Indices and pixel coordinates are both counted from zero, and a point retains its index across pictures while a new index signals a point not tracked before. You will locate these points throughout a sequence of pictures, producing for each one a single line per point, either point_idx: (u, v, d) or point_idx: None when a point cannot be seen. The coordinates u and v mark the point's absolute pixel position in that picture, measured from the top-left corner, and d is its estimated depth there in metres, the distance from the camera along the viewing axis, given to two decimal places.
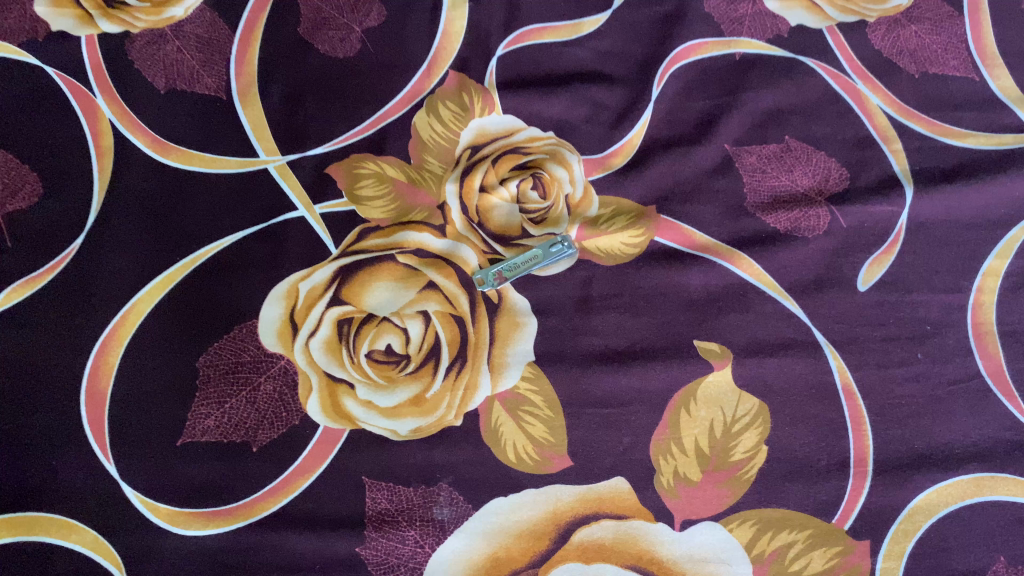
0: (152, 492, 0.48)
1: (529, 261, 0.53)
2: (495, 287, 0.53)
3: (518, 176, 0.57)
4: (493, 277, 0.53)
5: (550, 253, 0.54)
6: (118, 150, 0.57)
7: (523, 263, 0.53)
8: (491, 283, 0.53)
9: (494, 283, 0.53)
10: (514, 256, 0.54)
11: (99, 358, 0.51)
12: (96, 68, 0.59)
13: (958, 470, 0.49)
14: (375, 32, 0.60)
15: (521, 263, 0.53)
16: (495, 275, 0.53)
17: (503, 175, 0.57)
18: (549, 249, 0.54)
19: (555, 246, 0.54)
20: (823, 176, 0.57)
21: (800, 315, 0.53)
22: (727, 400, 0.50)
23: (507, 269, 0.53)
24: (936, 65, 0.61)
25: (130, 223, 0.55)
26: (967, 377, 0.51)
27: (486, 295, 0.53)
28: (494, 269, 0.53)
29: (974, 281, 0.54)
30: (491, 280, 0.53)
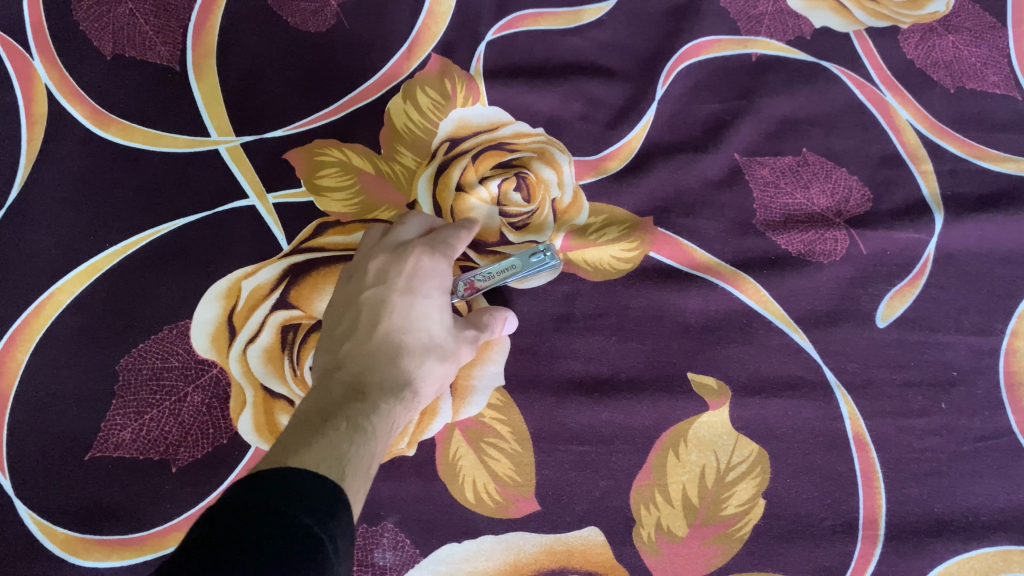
0: (50, 513, 0.42)
1: (504, 272, 0.45)
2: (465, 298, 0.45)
3: (501, 176, 0.50)
4: (463, 288, 0.45)
5: (531, 263, 0.46)
6: (52, 120, 0.50)
7: (498, 273, 0.45)
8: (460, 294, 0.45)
9: (462, 294, 0.45)
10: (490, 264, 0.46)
11: (5, 354, 0.45)
12: (36, 26, 0.53)
13: (983, 540, 0.43)
14: (353, 7, 0.54)
15: (496, 274, 0.45)
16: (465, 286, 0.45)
17: (484, 174, 0.50)
18: (530, 258, 0.46)
19: (535, 255, 0.46)
20: (843, 196, 0.50)
21: (809, 350, 0.46)
22: (721, 445, 0.44)
23: (479, 279, 0.45)
24: (973, 80, 0.54)
25: (59, 202, 0.48)
26: (998, 433, 0.45)
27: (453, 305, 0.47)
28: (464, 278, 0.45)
29: (1009, 323, 0.47)
30: (460, 293, 0.45)
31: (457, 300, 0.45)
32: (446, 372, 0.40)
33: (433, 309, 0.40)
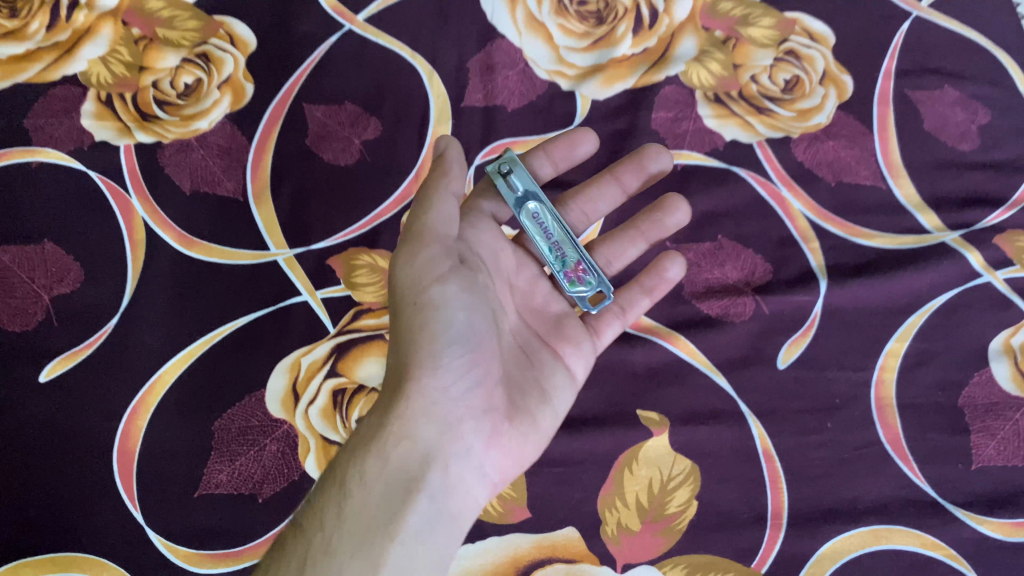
0: (172, 536, 0.57)
1: (542, 214, 0.60)
2: (601, 277, 0.60)
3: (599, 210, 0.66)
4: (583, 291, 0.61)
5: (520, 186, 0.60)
6: (148, 243, 0.66)
7: (546, 214, 0.60)
8: (587, 280, 0.60)
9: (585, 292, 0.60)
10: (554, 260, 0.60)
11: (129, 423, 0.60)
12: (132, 172, 0.69)
13: (860, 522, 0.58)
14: (371, 144, 0.71)
15: (540, 227, 0.60)
16: (574, 267, 0.60)
17: (578, 211, 0.65)
18: (508, 188, 0.60)
19: (531, 201, 0.60)
20: (750, 270, 0.67)
21: (726, 388, 0.62)
22: (664, 462, 0.59)
23: (567, 252, 0.60)
24: (849, 175, 0.71)
25: (161, 305, 0.64)
26: (870, 443, 0.60)
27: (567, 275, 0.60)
28: (572, 259, 0.60)
29: (878, 360, 0.63)
30: (582, 289, 0.60)
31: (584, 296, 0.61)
32: (434, 347, 0.51)
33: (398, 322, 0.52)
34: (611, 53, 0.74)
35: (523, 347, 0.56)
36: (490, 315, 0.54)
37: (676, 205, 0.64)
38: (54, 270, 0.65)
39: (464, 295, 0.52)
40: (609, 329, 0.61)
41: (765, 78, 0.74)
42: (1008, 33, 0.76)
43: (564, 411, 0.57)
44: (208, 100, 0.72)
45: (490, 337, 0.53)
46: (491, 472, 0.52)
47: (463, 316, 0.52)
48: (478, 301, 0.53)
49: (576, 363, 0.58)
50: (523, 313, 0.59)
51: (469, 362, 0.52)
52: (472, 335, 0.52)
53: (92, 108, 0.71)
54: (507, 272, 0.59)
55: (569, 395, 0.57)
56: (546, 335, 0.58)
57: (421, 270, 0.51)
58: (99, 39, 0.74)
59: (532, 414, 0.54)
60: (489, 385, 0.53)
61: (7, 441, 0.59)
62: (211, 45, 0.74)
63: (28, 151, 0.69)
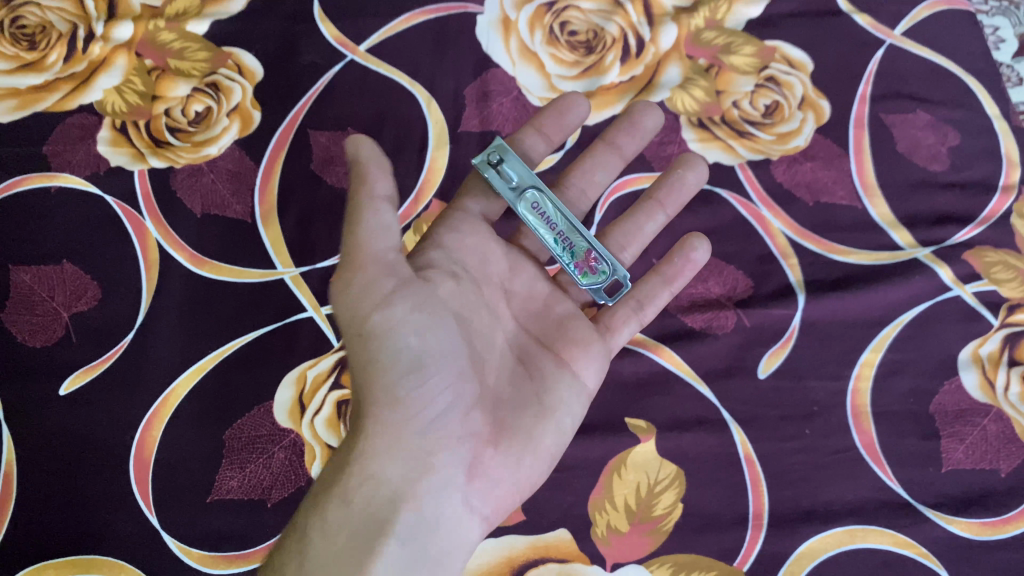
0: (187, 539, 0.60)
1: (540, 202, 0.62)
2: (614, 262, 0.63)
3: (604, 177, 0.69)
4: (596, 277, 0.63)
5: (515, 174, 0.62)
6: (162, 263, 0.70)
7: (546, 202, 0.62)
8: (599, 268, 0.63)
9: (598, 277, 0.63)
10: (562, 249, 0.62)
11: (144, 433, 0.63)
12: (146, 196, 0.73)
13: (836, 523, 0.61)
14: None
15: (541, 217, 0.62)
16: (584, 258, 0.62)
17: (577, 189, 0.68)
18: (504, 179, 0.62)
19: (529, 189, 0.62)
20: (732, 285, 0.70)
21: (709, 397, 0.65)
22: (651, 467, 0.63)
23: (574, 240, 0.62)
24: (826, 195, 0.74)
25: (174, 321, 0.68)
26: (847, 448, 0.64)
27: (579, 263, 0.62)
28: (581, 248, 0.62)
29: (853, 370, 0.67)
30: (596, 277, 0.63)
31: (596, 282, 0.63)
32: (391, 379, 0.52)
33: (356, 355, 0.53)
34: (600, 80, 0.79)
35: (506, 364, 0.57)
36: (454, 334, 0.54)
37: (693, 160, 0.67)
38: (73, 289, 0.68)
39: (416, 317, 0.52)
40: (625, 326, 0.63)
41: (746, 103, 0.78)
42: (977, 60, 0.80)
43: (572, 421, 0.57)
44: (217, 127, 0.76)
45: (456, 358, 0.54)
46: (483, 493, 0.53)
47: (416, 340, 0.52)
48: (435, 321, 0.53)
49: (576, 370, 0.59)
50: (511, 327, 0.59)
51: (432, 387, 0.52)
52: (428, 358, 0.52)
53: (107, 135, 0.75)
54: (490, 287, 0.59)
55: (574, 403, 0.58)
56: (539, 347, 0.59)
57: (361, 299, 0.51)
58: (114, 70, 0.77)
59: (519, 432, 0.55)
60: (463, 407, 0.53)
61: (31, 450, 0.62)
62: (220, 75, 0.78)
63: (47, 176, 0.73)
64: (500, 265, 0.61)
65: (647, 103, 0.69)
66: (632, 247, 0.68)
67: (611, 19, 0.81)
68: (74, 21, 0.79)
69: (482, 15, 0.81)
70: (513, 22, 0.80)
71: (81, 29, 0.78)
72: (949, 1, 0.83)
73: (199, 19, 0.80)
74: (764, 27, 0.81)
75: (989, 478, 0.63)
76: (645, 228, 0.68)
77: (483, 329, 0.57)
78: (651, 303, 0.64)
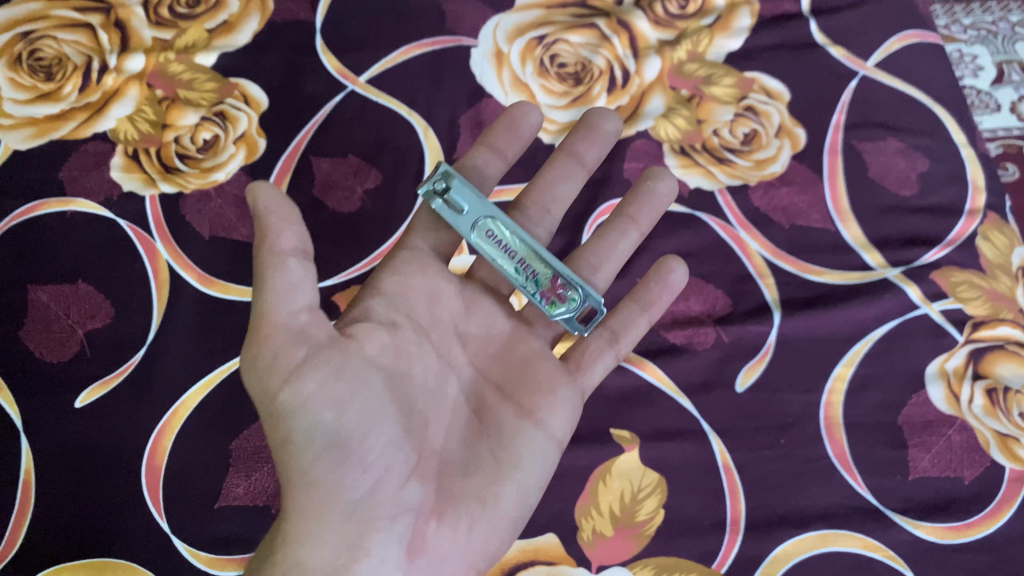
0: (195, 543, 0.63)
1: (496, 229, 0.62)
2: (582, 287, 0.62)
3: (568, 189, 0.69)
4: (562, 305, 0.62)
5: (465, 203, 0.62)
6: (172, 283, 0.74)
7: (502, 231, 0.62)
8: (565, 297, 0.62)
9: (563, 306, 0.62)
10: (526, 279, 0.62)
11: (155, 443, 0.67)
12: (157, 219, 0.76)
13: (809, 527, 0.65)
14: (373, 192, 0.79)
15: (500, 247, 0.62)
16: (549, 286, 0.62)
17: (538, 206, 0.68)
18: (456, 210, 0.62)
19: (485, 217, 0.62)
20: (711, 303, 0.74)
21: (690, 409, 0.69)
22: (634, 475, 0.66)
23: (536, 268, 0.62)
24: (802, 219, 0.78)
25: (183, 338, 0.71)
26: (820, 457, 0.67)
27: (543, 294, 0.62)
28: (547, 275, 0.62)
29: (826, 384, 0.70)
30: (566, 305, 0.62)
31: (557, 310, 0.62)
32: (310, 457, 0.49)
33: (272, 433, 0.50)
34: (587, 109, 0.83)
35: (455, 423, 0.56)
36: (382, 401, 0.51)
37: (659, 172, 0.69)
38: (88, 307, 0.72)
39: (331, 389, 0.49)
40: (601, 359, 0.63)
41: (725, 132, 0.83)
42: (945, 91, 0.85)
43: (530, 479, 0.55)
44: (224, 154, 0.80)
45: (384, 429, 0.50)
46: (430, 568, 0.51)
47: (332, 415, 0.49)
48: (356, 388, 0.50)
49: (537, 422, 0.57)
50: (465, 379, 0.59)
51: (356, 463, 0.49)
52: (349, 432, 0.49)
53: (120, 161, 0.79)
54: (440, 339, 0.59)
55: (534, 459, 0.56)
56: (493, 401, 0.58)
57: (270, 376, 0.49)
58: (127, 99, 0.82)
59: (465, 499, 0.53)
60: (398, 481, 0.50)
61: (48, 460, 0.66)
62: (227, 104, 0.82)
63: (63, 201, 0.77)
64: (455, 306, 0.61)
65: (603, 111, 0.70)
66: (605, 266, 0.68)
67: (598, 52, 0.86)
68: (89, 54, 0.83)
69: (476, 49, 0.86)
70: (505, 55, 0.85)
71: (96, 61, 0.83)
72: (919, 35, 0.87)
73: (207, 52, 0.85)
74: (743, 59, 0.86)
75: (953, 485, 0.67)
76: (620, 244, 0.68)
77: (424, 389, 0.55)
78: (625, 332, 0.65)
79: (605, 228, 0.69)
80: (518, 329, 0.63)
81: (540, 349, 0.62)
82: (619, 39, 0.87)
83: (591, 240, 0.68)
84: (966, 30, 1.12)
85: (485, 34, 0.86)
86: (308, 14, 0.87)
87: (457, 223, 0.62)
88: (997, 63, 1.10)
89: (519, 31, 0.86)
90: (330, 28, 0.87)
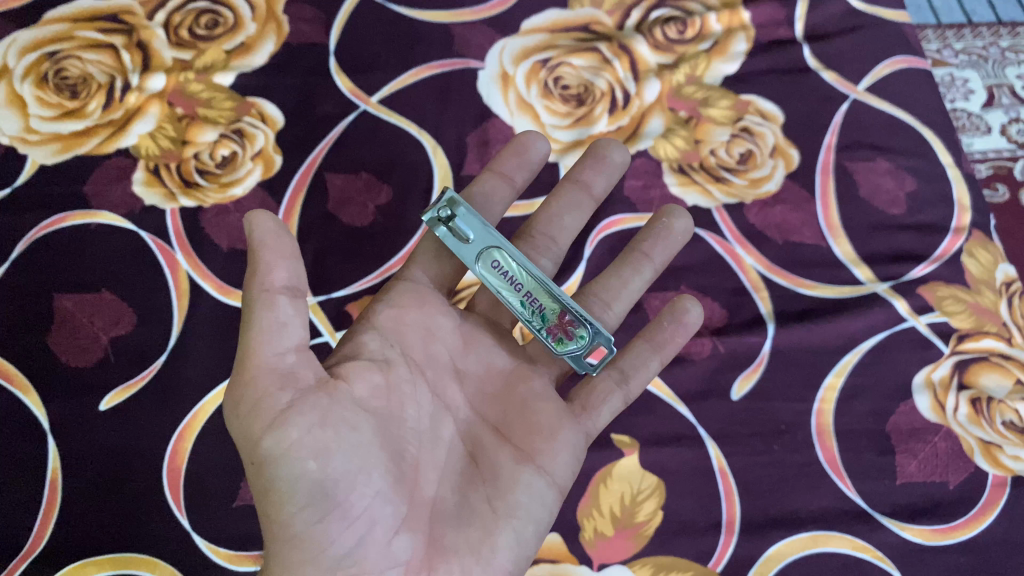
0: (215, 539, 0.67)
1: (502, 260, 0.63)
2: (590, 323, 0.62)
3: (575, 221, 0.72)
4: (569, 340, 0.63)
5: (472, 233, 0.63)
6: (192, 292, 0.77)
7: (509, 262, 0.63)
8: (573, 333, 0.62)
9: (569, 341, 0.62)
10: (533, 312, 0.63)
11: (176, 445, 0.70)
12: (177, 232, 0.80)
13: (801, 528, 0.68)
14: (384, 207, 0.83)
15: (507, 279, 0.63)
16: (556, 322, 0.63)
17: (544, 236, 0.70)
18: (462, 239, 0.63)
19: (493, 248, 0.63)
20: (708, 315, 0.78)
21: (688, 415, 0.72)
22: (634, 478, 0.69)
23: (543, 302, 0.63)
24: (795, 235, 0.82)
25: (202, 345, 0.75)
26: (811, 462, 0.71)
27: (550, 328, 0.62)
28: (553, 310, 0.63)
29: (818, 392, 0.74)
30: (573, 341, 0.63)
31: (564, 343, 0.62)
32: (294, 506, 0.47)
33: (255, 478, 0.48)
34: (590, 130, 0.87)
35: (452, 467, 0.54)
36: (371, 448, 0.49)
37: (674, 211, 0.71)
38: (111, 315, 0.75)
39: (316, 437, 0.47)
40: (606, 400, 0.63)
41: (722, 151, 0.86)
42: (933, 114, 0.88)
43: (525, 529, 0.54)
44: (242, 170, 0.83)
45: (373, 479, 0.48)
46: None
47: (315, 464, 0.47)
48: (345, 435, 0.48)
49: (537, 466, 0.56)
50: (463, 420, 0.57)
51: (341, 516, 0.47)
52: (334, 482, 0.47)
53: (142, 176, 0.82)
54: (435, 377, 0.57)
55: (532, 506, 0.55)
56: (489, 444, 0.56)
57: (254, 420, 0.47)
58: (148, 117, 0.85)
59: (458, 550, 0.51)
60: (387, 534, 0.49)
61: (73, 461, 0.69)
62: (245, 122, 0.86)
63: (87, 213, 0.80)
64: (453, 340, 0.61)
65: (611, 141, 0.73)
66: (617, 303, 0.69)
67: (599, 75, 0.89)
68: (112, 73, 0.86)
69: (483, 71, 0.90)
70: (511, 77, 0.89)
71: (119, 80, 0.86)
72: (908, 60, 0.91)
73: (226, 72, 0.88)
74: (738, 83, 0.90)
75: (938, 490, 0.70)
76: (633, 280, 0.70)
77: (418, 433, 0.53)
78: (635, 373, 0.65)
79: (618, 264, 0.70)
80: (519, 367, 0.62)
81: (540, 389, 0.61)
82: (620, 62, 0.90)
83: (603, 278, 0.70)
84: (956, 54, 1.16)
85: (491, 57, 0.90)
86: (321, 36, 0.91)
87: (463, 252, 0.63)
88: (987, 86, 1.13)
89: (524, 54, 0.90)
90: (343, 50, 0.90)
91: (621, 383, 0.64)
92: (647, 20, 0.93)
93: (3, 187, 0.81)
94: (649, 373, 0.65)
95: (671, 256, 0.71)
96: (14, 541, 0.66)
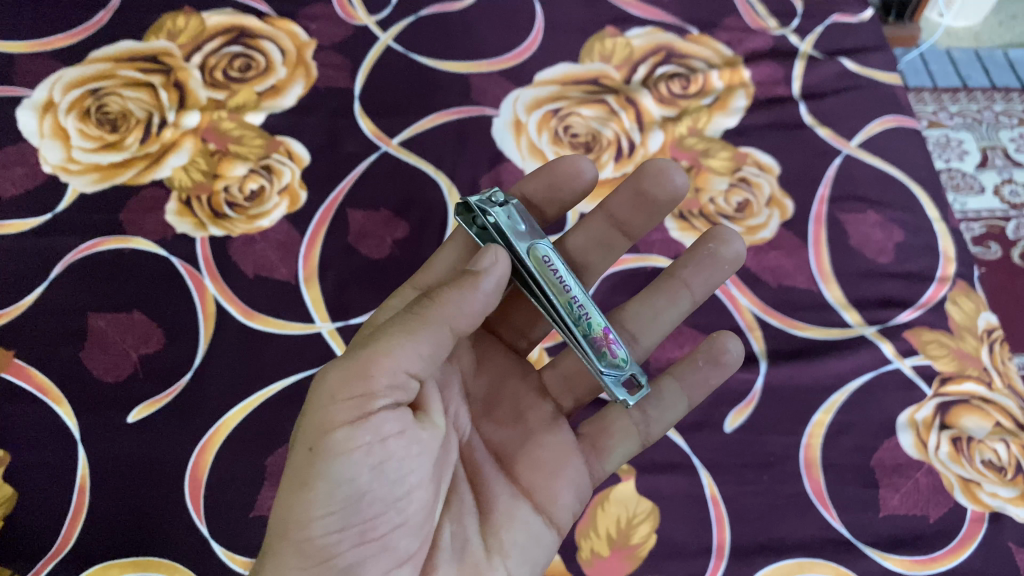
0: (233, 548, 0.71)
1: (550, 254, 0.62)
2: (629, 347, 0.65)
3: (603, 252, 0.76)
4: (609, 356, 0.64)
5: (524, 223, 0.63)
6: (218, 315, 0.82)
7: (557, 259, 0.62)
8: (615, 349, 0.64)
9: (610, 357, 0.64)
10: (580, 319, 0.63)
11: (198, 456, 0.74)
12: (206, 258, 0.85)
13: (787, 555, 0.72)
14: (402, 241, 0.88)
15: (558, 278, 0.62)
16: (602, 334, 0.64)
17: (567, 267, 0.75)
18: (516, 225, 0.62)
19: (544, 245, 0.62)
20: None
21: (682, 445, 0.77)
22: (630, 502, 0.74)
23: (591, 313, 0.63)
24: (788, 279, 0.87)
25: (226, 365, 0.79)
26: (799, 493, 0.74)
27: (596, 338, 0.63)
28: (600, 322, 0.64)
29: (807, 428, 0.78)
30: (617, 357, 0.64)
31: (606, 356, 0.64)
32: (321, 507, 0.50)
33: (297, 463, 0.51)
34: None
35: (461, 499, 0.59)
36: (414, 480, 0.53)
37: (722, 236, 0.73)
38: (141, 334, 0.80)
39: (376, 455, 0.50)
40: (612, 446, 0.67)
41: (721, 200, 0.91)
42: (922, 170, 0.93)
43: (519, 568, 0.60)
44: (269, 203, 0.88)
45: (405, 511, 0.53)
46: None
47: (367, 477, 0.50)
48: (400, 460, 0.51)
49: (535, 504, 0.62)
50: (469, 446, 0.62)
51: (359, 533, 0.51)
52: (370, 500, 0.51)
53: (174, 206, 0.87)
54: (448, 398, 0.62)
55: (525, 550, 0.60)
56: (490, 476, 0.61)
57: (336, 413, 0.50)
58: (182, 151, 0.91)
59: None
60: (392, 563, 0.53)
61: (100, 470, 0.73)
62: (273, 159, 0.91)
63: (121, 239, 0.85)
64: (468, 362, 0.66)
65: (667, 163, 0.72)
66: (643, 337, 0.74)
67: (607, 124, 0.95)
68: (150, 109, 0.92)
69: (498, 118, 0.95)
70: (523, 125, 0.95)
71: (156, 116, 0.92)
72: (899, 119, 0.97)
73: (256, 112, 0.94)
74: (738, 136, 0.95)
75: (919, 523, 0.74)
76: (668, 309, 0.74)
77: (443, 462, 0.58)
78: (659, 421, 0.68)
79: (659, 288, 0.74)
80: (530, 394, 0.67)
81: (550, 420, 0.66)
82: (626, 114, 0.96)
83: (642, 304, 0.74)
84: (951, 117, 1.22)
85: (505, 106, 0.96)
86: (348, 82, 0.97)
87: (516, 239, 0.61)
88: (982, 148, 1.19)
89: (536, 104, 0.96)
90: (368, 95, 0.96)
91: (641, 425, 0.68)
92: (652, 75, 0.99)
93: (44, 212, 0.86)
94: (677, 413, 0.69)
95: (716, 282, 0.74)
96: (41, 543, 0.70)
